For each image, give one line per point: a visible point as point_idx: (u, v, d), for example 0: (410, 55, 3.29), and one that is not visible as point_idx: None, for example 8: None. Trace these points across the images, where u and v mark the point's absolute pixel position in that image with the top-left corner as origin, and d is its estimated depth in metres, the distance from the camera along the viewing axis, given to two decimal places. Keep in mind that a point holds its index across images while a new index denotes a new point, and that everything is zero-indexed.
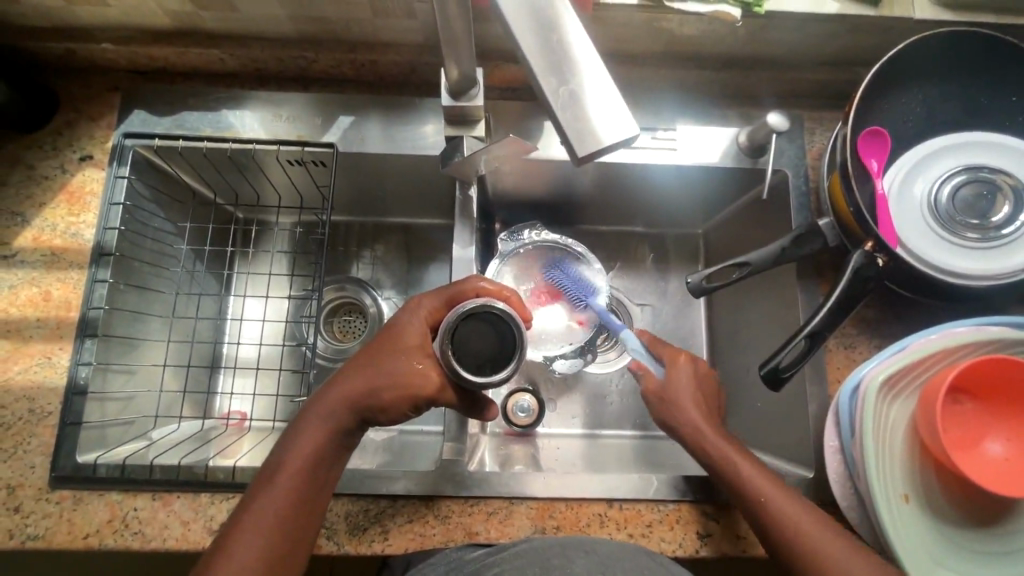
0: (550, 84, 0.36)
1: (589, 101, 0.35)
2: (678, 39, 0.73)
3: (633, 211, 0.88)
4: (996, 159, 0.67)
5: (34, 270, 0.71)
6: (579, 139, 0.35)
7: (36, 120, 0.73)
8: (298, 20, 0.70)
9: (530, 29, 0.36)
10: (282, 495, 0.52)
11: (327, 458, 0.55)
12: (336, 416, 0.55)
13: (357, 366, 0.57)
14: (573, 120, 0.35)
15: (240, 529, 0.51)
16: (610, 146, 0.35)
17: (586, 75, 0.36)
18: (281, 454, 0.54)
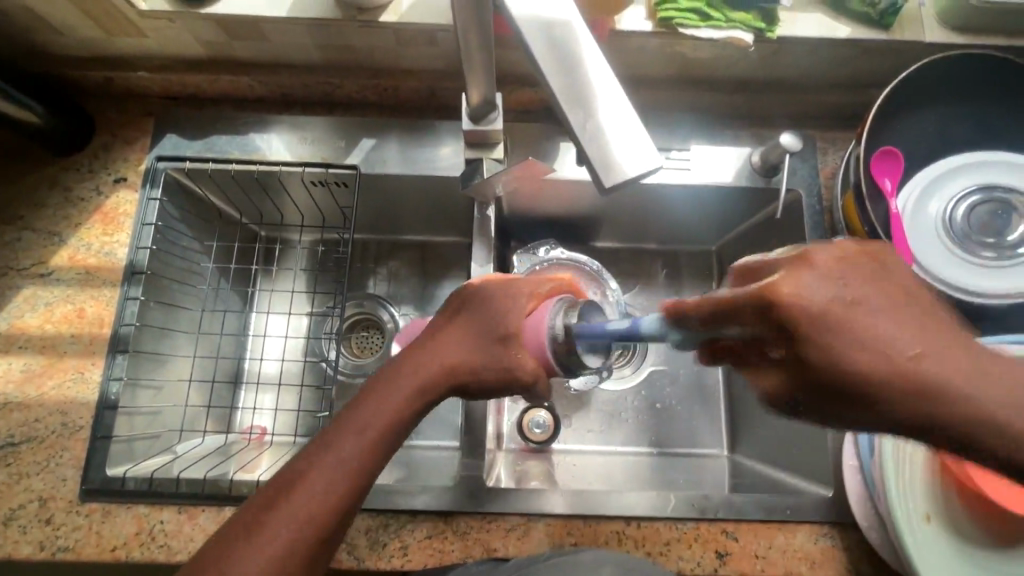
0: (578, 117, 0.37)
1: (615, 133, 0.37)
2: (692, 62, 0.75)
3: (648, 229, 0.89)
4: (1011, 178, 0.68)
5: (69, 288, 0.74)
6: (606, 170, 0.37)
7: (73, 144, 0.76)
8: (324, 50, 0.73)
9: (559, 69, 0.38)
10: (361, 451, 0.50)
11: (408, 421, 0.53)
12: (428, 381, 0.54)
13: (458, 337, 0.56)
14: (600, 152, 0.37)
15: (315, 465, 0.49)
16: (637, 176, 0.37)
17: (609, 108, 0.37)
18: (369, 409, 0.52)
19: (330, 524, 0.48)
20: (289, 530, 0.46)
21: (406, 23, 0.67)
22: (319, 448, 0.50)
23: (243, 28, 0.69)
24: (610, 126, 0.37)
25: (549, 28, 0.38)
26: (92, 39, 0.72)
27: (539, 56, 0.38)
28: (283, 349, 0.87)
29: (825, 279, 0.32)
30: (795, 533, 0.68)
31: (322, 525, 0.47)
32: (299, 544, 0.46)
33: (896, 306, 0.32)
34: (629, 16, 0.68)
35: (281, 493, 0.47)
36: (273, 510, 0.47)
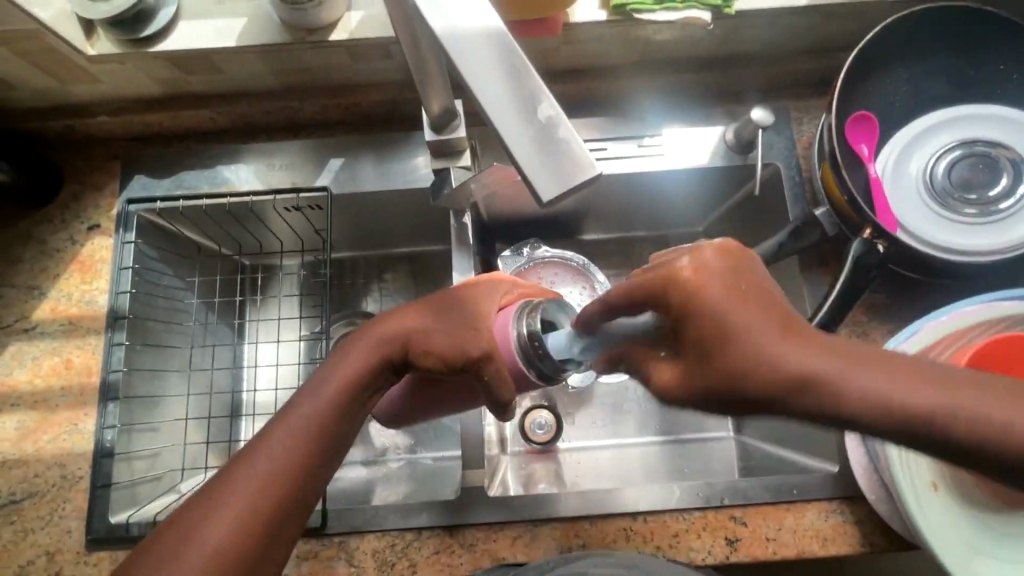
0: (508, 123, 0.31)
1: (550, 133, 0.30)
2: (653, 45, 0.73)
3: (631, 220, 0.88)
4: (991, 131, 0.66)
5: (54, 341, 0.74)
6: (543, 183, 0.30)
7: (43, 196, 0.76)
8: (278, 74, 0.72)
9: (481, 59, 0.31)
10: (316, 410, 0.50)
11: (359, 401, 0.52)
12: (379, 356, 0.53)
13: (409, 312, 0.54)
14: (536, 163, 0.30)
15: (264, 446, 0.48)
16: (578, 183, 0.30)
17: (542, 102, 0.31)
18: (320, 375, 0.52)
19: (288, 487, 0.47)
20: (242, 498, 0.45)
21: (357, 38, 0.66)
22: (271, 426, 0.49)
23: (194, 61, 0.68)
24: (550, 132, 0.30)
25: (475, 24, 0.32)
26: (48, 90, 0.72)
27: (463, 55, 0.31)
28: (277, 376, 0.87)
29: (724, 270, 0.37)
30: (805, 512, 0.68)
31: (275, 491, 0.46)
32: (257, 510, 0.45)
33: (789, 334, 0.35)
34: (582, 7, 0.66)
35: (239, 458, 0.47)
36: (229, 475, 0.46)
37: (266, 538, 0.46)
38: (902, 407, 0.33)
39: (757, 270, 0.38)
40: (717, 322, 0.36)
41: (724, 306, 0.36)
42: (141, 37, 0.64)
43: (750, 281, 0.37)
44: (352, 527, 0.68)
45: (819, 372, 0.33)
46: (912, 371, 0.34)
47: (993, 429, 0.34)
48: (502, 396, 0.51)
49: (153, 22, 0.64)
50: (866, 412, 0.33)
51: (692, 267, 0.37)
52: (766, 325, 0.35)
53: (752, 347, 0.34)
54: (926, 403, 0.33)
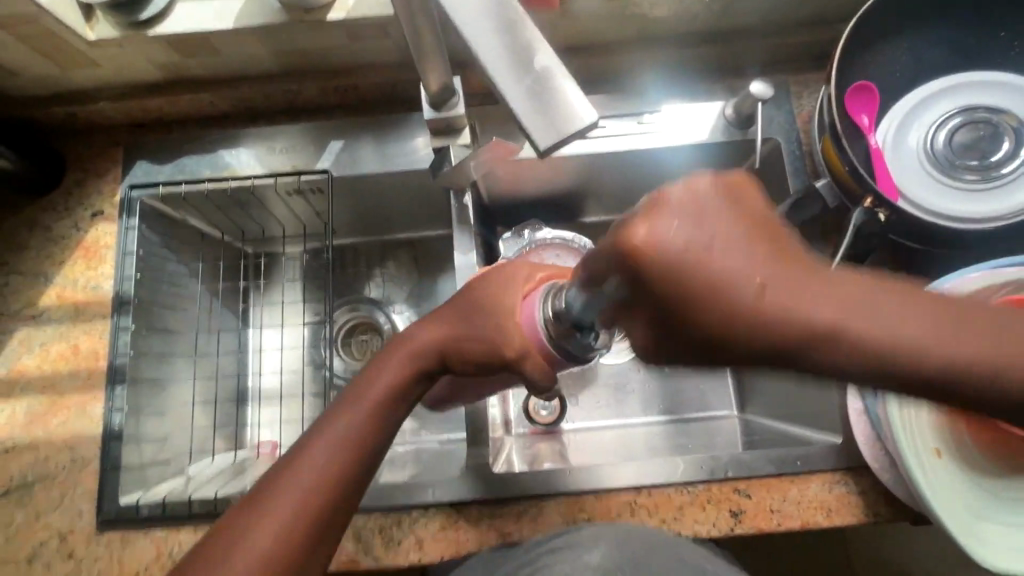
0: (506, 73, 0.31)
1: (545, 83, 0.31)
2: (651, 20, 0.73)
3: (633, 198, 0.88)
4: (992, 98, 0.65)
5: (61, 326, 0.74)
6: (541, 131, 0.30)
7: (46, 184, 0.76)
8: (277, 56, 0.72)
9: (476, 10, 0.31)
10: (354, 423, 0.51)
11: (395, 409, 0.53)
12: (416, 364, 0.54)
13: (440, 319, 0.55)
14: (531, 113, 0.30)
15: (308, 454, 0.49)
16: (575, 133, 0.30)
17: (536, 53, 0.31)
18: (357, 385, 0.53)
19: (329, 499, 0.49)
20: (290, 507, 0.47)
21: (354, 18, 0.66)
22: (316, 432, 0.51)
23: (192, 45, 0.68)
24: (547, 82, 0.31)
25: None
26: (50, 76, 0.72)
27: (459, 6, 0.31)
28: (282, 361, 0.87)
29: (714, 208, 0.32)
30: (809, 483, 0.68)
31: (319, 504, 0.48)
32: (297, 522, 0.47)
33: (807, 281, 0.31)
34: None
35: (279, 466, 0.49)
36: (269, 486, 0.48)
37: (313, 544, 0.48)
38: (890, 346, 0.31)
39: (759, 197, 0.33)
40: (702, 266, 0.31)
41: (691, 243, 0.31)
42: (140, 20, 0.64)
43: (755, 215, 0.32)
44: (359, 504, 0.68)
45: (819, 322, 0.30)
46: (914, 303, 0.32)
47: (972, 364, 0.33)
48: (544, 383, 0.51)
49: (150, 5, 0.64)
50: (848, 355, 0.31)
51: (649, 227, 0.31)
52: (770, 277, 0.31)
53: (745, 300, 0.30)
54: (951, 342, 0.32)
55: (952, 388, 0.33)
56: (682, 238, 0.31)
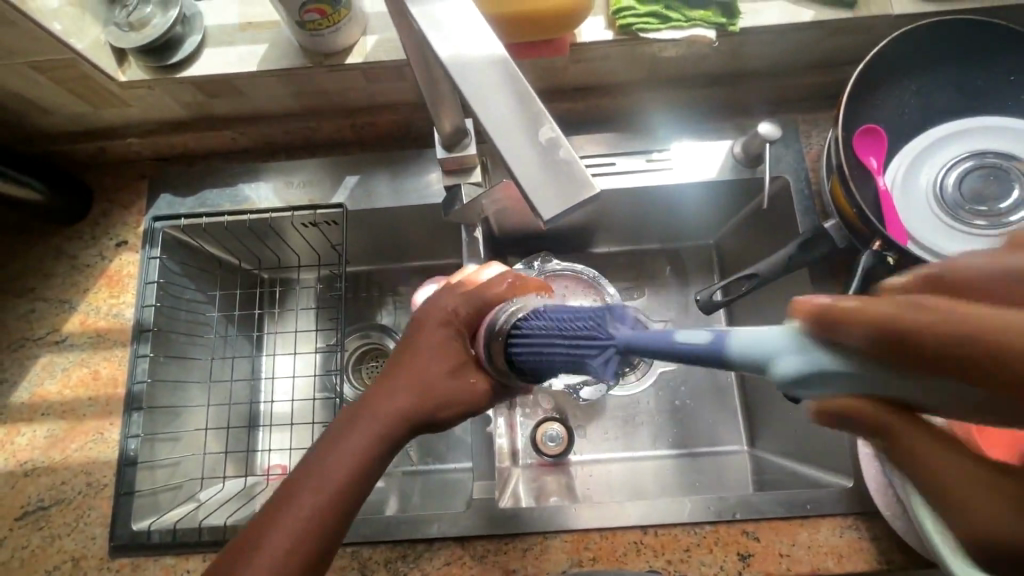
0: (511, 146, 0.32)
1: (548, 152, 0.32)
2: (661, 62, 0.74)
3: (643, 231, 0.89)
4: (1000, 142, 0.65)
5: (82, 352, 0.77)
6: (546, 202, 0.31)
7: (75, 214, 0.80)
8: (297, 97, 0.75)
9: (482, 82, 0.33)
10: (313, 515, 0.48)
11: (360, 490, 0.50)
12: (378, 440, 0.51)
13: (395, 371, 0.54)
14: (534, 182, 0.31)
15: (256, 549, 0.46)
16: (576, 203, 0.31)
17: (538, 123, 0.32)
18: (313, 472, 0.49)
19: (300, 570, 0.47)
20: None
21: (371, 62, 0.68)
22: (266, 521, 0.48)
23: (217, 87, 0.71)
24: (552, 153, 0.32)
25: (479, 54, 0.33)
26: (82, 115, 0.75)
27: (467, 82, 0.33)
28: (293, 387, 0.89)
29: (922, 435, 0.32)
30: (819, 527, 0.67)
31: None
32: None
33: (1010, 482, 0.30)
34: (589, 27, 0.68)
35: (240, 544, 0.48)
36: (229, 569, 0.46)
37: None
38: None
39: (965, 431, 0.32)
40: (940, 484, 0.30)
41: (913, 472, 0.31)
42: (169, 64, 0.68)
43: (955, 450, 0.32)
44: (365, 537, 0.69)
45: None
46: None
47: None
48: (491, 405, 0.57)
49: (180, 49, 0.67)
50: None
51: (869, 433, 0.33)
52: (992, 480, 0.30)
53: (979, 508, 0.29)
54: None
55: None
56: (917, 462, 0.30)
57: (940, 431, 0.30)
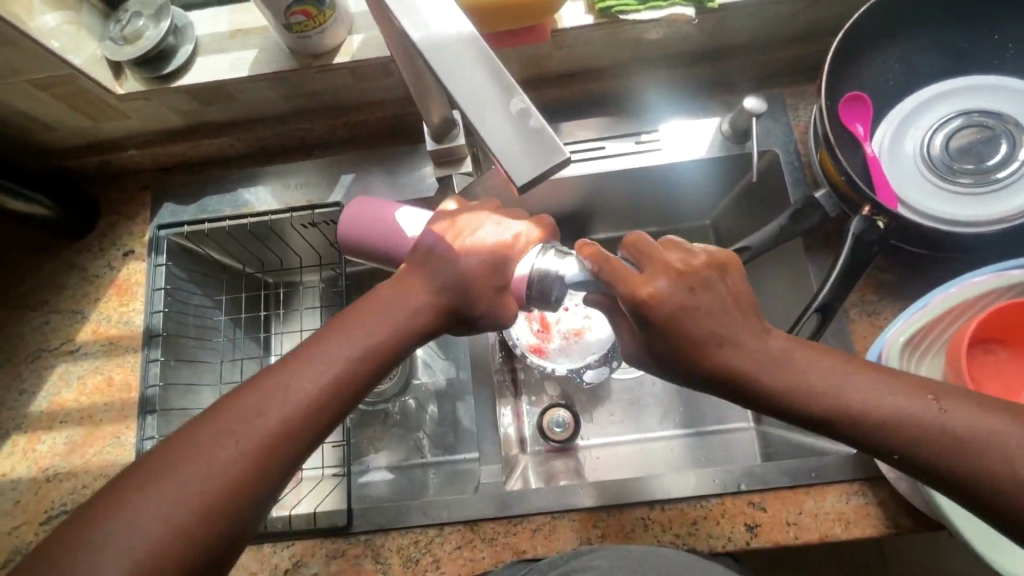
0: (485, 116, 0.33)
1: (518, 121, 0.33)
2: (643, 45, 0.75)
3: (639, 215, 0.90)
4: (985, 100, 0.65)
5: (96, 360, 0.79)
6: (520, 169, 0.32)
7: (82, 227, 0.82)
8: (289, 100, 0.77)
9: (452, 57, 0.34)
10: (297, 402, 0.47)
11: (345, 392, 0.49)
12: (372, 343, 0.51)
13: (368, 303, 0.53)
14: (507, 151, 0.32)
15: (232, 426, 0.46)
16: (548, 169, 0.33)
17: (508, 97, 0.33)
18: (304, 362, 0.49)
19: (235, 494, 0.45)
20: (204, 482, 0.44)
21: (358, 60, 0.70)
22: (246, 404, 0.47)
23: (211, 94, 0.73)
24: (523, 123, 0.33)
25: (450, 29, 0.34)
26: (84, 130, 0.78)
27: (439, 56, 0.34)
28: None
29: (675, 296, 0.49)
30: (825, 494, 0.67)
31: (278, 447, 0.46)
32: (198, 517, 0.43)
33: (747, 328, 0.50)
34: (570, 13, 0.69)
35: (173, 450, 0.45)
36: (196, 442, 0.45)
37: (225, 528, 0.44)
38: (828, 396, 0.47)
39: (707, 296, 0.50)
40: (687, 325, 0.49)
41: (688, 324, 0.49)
42: (163, 74, 0.70)
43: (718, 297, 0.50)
44: (376, 525, 0.70)
45: (752, 371, 0.48)
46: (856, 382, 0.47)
47: (911, 442, 0.46)
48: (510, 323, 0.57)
49: (173, 60, 0.69)
50: (801, 395, 0.47)
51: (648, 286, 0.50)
52: (726, 329, 0.49)
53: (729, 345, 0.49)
54: (873, 411, 0.46)
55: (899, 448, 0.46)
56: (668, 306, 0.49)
57: (675, 294, 0.49)
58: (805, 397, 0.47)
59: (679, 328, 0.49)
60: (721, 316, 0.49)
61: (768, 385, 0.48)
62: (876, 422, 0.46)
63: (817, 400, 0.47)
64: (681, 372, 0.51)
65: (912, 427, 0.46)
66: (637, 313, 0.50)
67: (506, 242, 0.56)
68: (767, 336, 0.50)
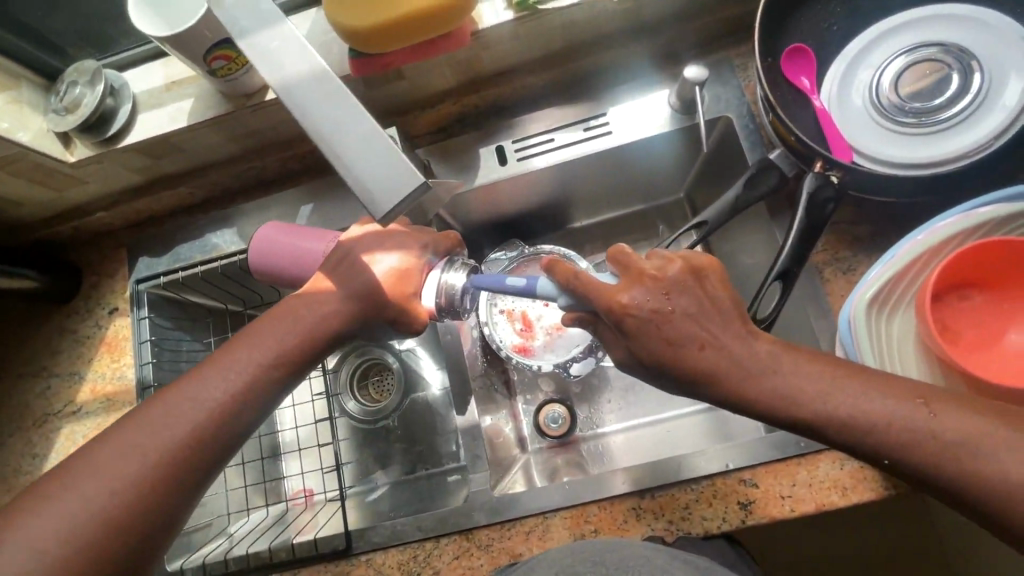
0: (352, 171, 0.48)
1: (374, 173, 0.48)
2: (574, 31, 0.73)
3: (604, 200, 0.89)
4: (932, 31, 0.61)
5: (97, 417, 0.82)
6: (378, 207, 0.48)
7: (68, 292, 0.85)
8: (237, 142, 0.78)
9: (327, 129, 0.49)
10: (209, 403, 0.53)
11: (256, 393, 0.55)
12: (280, 348, 0.56)
13: (260, 329, 0.57)
14: (368, 194, 0.48)
15: (149, 426, 0.51)
16: (398, 204, 0.48)
17: (367, 156, 0.48)
18: (217, 368, 0.55)
19: (133, 507, 0.49)
20: (121, 479, 0.49)
21: None
22: (161, 410, 0.52)
23: (159, 148, 0.75)
24: (379, 173, 0.48)
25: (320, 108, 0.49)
26: (51, 201, 0.81)
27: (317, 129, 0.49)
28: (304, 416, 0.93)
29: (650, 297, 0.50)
30: (818, 463, 0.65)
31: (191, 443, 0.52)
32: (98, 538, 0.47)
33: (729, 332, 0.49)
34: (489, 11, 0.68)
35: (95, 451, 0.50)
36: (114, 445, 0.50)
37: (141, 518, 0.49)
38: (811, 398, 0.47)
39: (682, 296, 0.50)
40: (665, 325, 0.49)
41: (666, 325, 0.49)
42: (108, 137, 0.72)
43: (693, 291, 0.50)
44: (375, 544, 0.72)
45: (735, 369, 0.48)
46: (838, 382, 0.47)
47: (905, 443, 0.45)
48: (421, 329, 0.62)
49: (115, 121, 0.71)
50: (785, 399, 0.47)
51: (625, 293, 0.50)
52: (704, 332, 0.49)
53: (704, 348, 0.49)
54: (858, 413, 0.46)
55: (890, 450, 0.46)
56: (647, 302, 0.50)
57: (648, 299, 0.50)
58: (790, 400, 0.47)
59: (654, 333, 0.49)
60: (698, 318, 0.49)
61: (749, 387, 0.48)
62: (865, 425, 0.46)
63: (799, 404, 0.47)
64: (666, 376, 0.51)
65: (903, 425, 0.45)
66: (619, 324, 0.51)
67: (407, 259, 0.61)
68: (752, 339, 0.49)
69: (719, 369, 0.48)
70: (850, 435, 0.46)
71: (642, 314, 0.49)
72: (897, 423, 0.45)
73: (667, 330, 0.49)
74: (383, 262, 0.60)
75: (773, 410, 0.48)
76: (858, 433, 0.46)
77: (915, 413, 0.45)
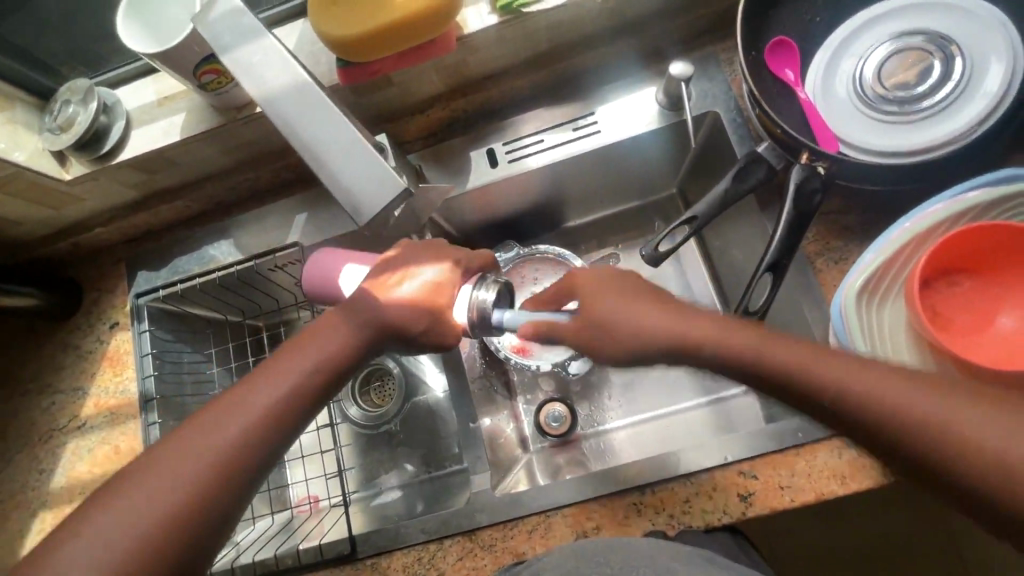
0: (334, 176, 0.52)
1: (353, 180, 0.52)
2: (559, 33, 0.74)
3: (597, 198, 0.89)
4: (913, 20, 0.62)
5: (102, 431, 0.83)
6: (359, 212, 0.52)
7: (69, 308, 0.86)
8: (230, 154, 0.79)
9: (308, 136, 0.52)
10: (237, 428, 0.52)
11: (286, 416, 0.54)
12: (305, 369, 0.55)
13: (276, 359, 0.56)
14: (350, 200, 0.52)
15: (178, 456, 0.50)
16: (378, 209, 0.52)
17: (348, 162, 0.52)
18: (243, 392, 0.53)
19: (165, 536, 0.47)
20: (151, 509, 0.48)
21: None
22: (188, 437, 0.51)
23: (154, 163, 0.76)
24: (359, 179, 0.51)
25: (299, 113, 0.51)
26: (49, 219, 0.82)
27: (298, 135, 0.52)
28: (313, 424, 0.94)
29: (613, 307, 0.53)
30: (816, 452, 0.65)
31: (220, 469, 0.50)
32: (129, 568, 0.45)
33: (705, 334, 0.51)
34: (473, 15, 0.68)
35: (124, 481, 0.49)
36: (142, 474, 0.49)
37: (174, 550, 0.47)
38: (846, 403, 0.45)
39: (637, 303, 0.53)
40: (630, 333, 0.52)
41: (633, 331, 0.52)
42: (103, 154, 0.72)
43: (655, 298, 0.54)
44: (380, 547, 0.72)
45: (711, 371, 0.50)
46: (880, 382, 0.44)
47: (967, 441, 0.41)
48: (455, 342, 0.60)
49: (108, 138, 0.72)
50: (816, 405, 0.45)
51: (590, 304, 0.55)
52: (677, 336, 0.51)
53: (677, 350, 0.51)
54: (906, 411, 0.43)
55: (955, 451, 0.41)
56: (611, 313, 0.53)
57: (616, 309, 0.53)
58: (815, 404, 0.45)
59: (627, 337, 0.52)
60: (664, 322, 0.52)
61: None
62: (917, 426, 0.42)
63: (822, 405, 0.45)
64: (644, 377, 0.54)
65: (959, 420, 0.41)
66: (586, 333, 0.55)
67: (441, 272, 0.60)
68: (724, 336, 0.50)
69: (705, 367, 0.49)
70: (902, 437, 0.43)
71: (607, 324, 0.53)
72: (956, 421, 0.41)
73: (631, 339, 0.52)
74: (412, 282, 0.60)
75: (811, 417, 0.46)
76: (912, 435, 0.42)
77: (970, 407, 0.42)
